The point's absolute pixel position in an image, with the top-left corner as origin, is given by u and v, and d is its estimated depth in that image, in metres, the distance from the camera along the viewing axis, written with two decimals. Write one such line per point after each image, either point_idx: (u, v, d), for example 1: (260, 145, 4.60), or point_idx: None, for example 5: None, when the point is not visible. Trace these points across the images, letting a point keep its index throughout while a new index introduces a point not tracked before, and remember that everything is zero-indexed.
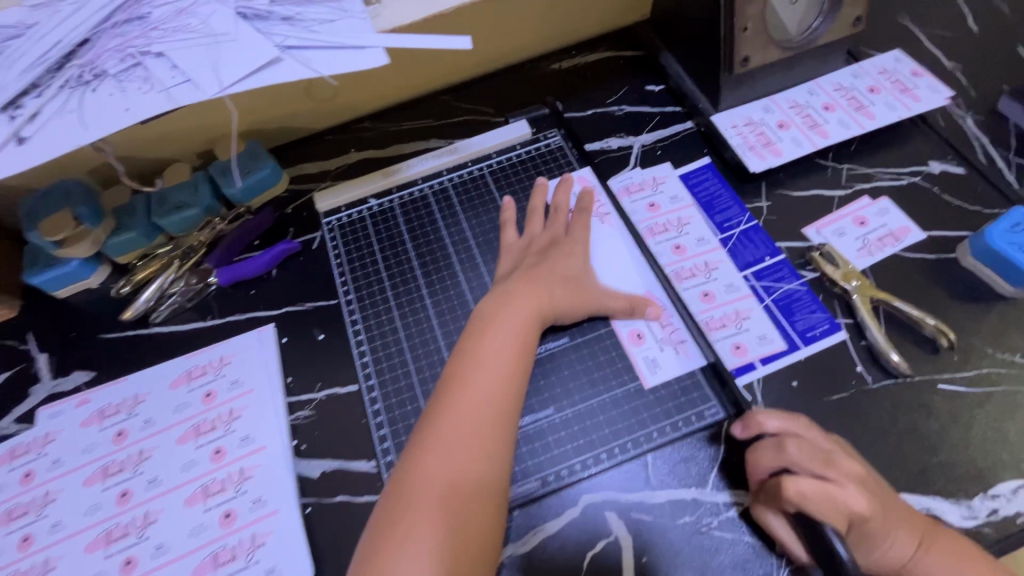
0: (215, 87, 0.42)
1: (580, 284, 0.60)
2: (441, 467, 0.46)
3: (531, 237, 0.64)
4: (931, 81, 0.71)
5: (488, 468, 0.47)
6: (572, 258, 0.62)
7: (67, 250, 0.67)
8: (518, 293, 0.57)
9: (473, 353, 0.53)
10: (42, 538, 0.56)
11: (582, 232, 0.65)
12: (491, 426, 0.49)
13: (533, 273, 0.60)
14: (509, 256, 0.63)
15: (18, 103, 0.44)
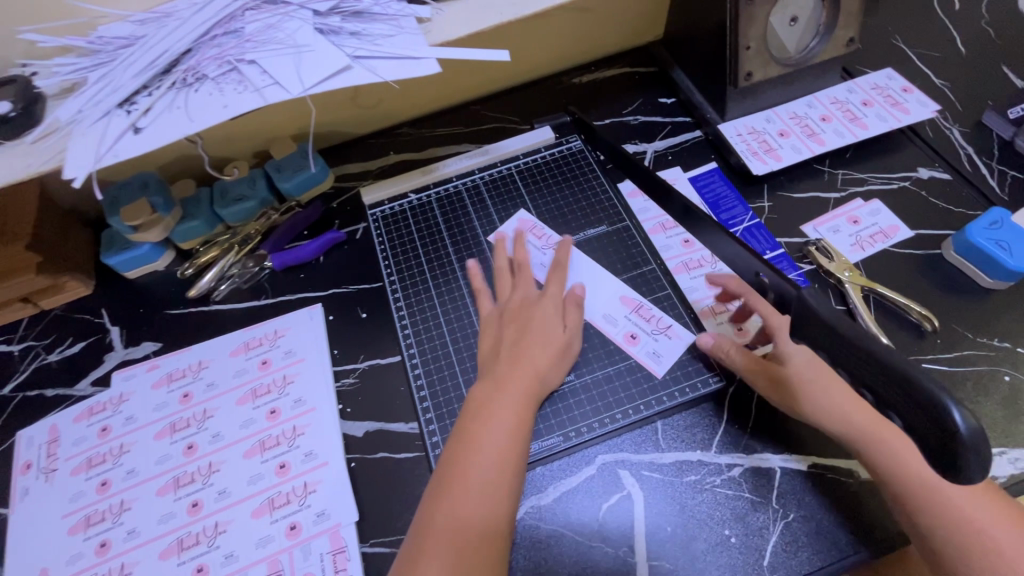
0: (298, 88, 0.51)
1: (564, 342, 0.62)
2: (455, 509, 0.48)
3: (506, 298, 0.66)
4: (919, 96, 0.78)
5: (498, 512, 0.49)
6: (550, 320, 0.63)
7: (141, 235, 0.75)
8: (518, 360, 0.59)
9: (481, 405, 0.55)
10: (118, 483, 0.63)
11: (557, 287, 0.66)
12: (502, 473, 0.50)
13: (523, 339, 0.61)
14: (491, 321, 0.64)
15: (133, 100, 0.53)
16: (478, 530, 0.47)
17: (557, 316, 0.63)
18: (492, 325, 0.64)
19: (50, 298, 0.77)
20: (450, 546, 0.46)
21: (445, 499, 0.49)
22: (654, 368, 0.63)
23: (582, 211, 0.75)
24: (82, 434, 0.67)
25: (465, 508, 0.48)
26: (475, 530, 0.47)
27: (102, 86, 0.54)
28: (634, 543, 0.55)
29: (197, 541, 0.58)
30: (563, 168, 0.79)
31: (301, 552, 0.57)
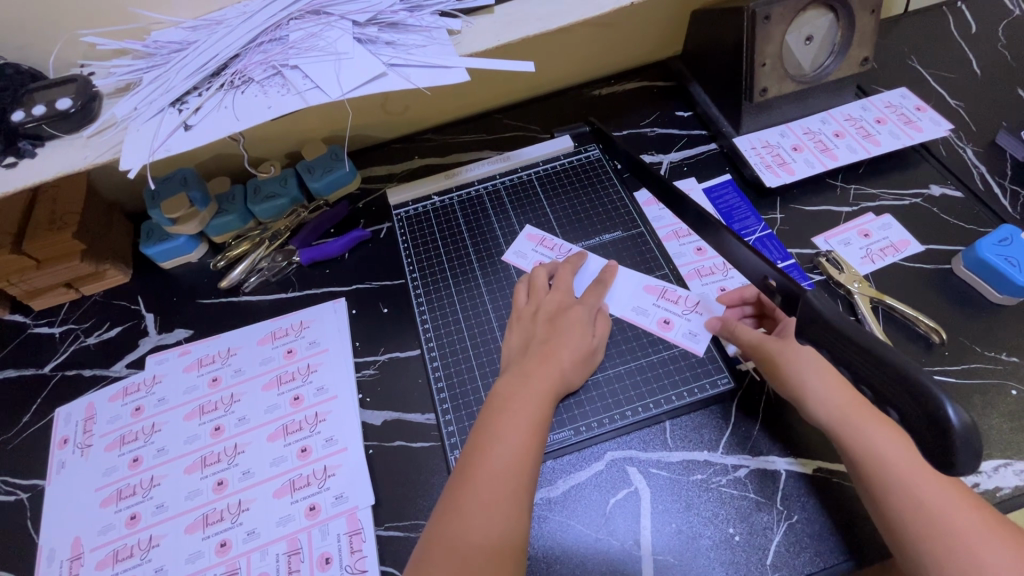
0: (338, 92, 0.54)
1: (588, 349, 0.64)
2: (466, 527, 0.48)
3: (536, 304, 0.67)
4: (933, 114, 0.79)
5: (510, 526, 0.49)
6: (581, 327, 0.65)
7: (179, 227, 0.79)
8: (533, 370, 0.60)
9: (494, 416, 0.56)
10: (149, 460, 0.66)
11: (594, 299, 0.68)
12: (513, 490, 0.50)
13: (548, 347, 0.62)
14: (520, 328, 0.66)
15: (184, 100, 0.57)
16: (488, 542, 0.47)
17: (587, 323, 0.65)
18: (520, 332, 0.65)
19: (91, 284, 0.81)
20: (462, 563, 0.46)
21: (456, 515, 0.49)
22: (663, 368, 0.65)
23: (599, 217, 0.78)
24: (116, 412, 0.70)
25: (476, 525, 0.48)
26: (487, 547, 0.47)
27: (155, 86, 0.58)
28: (640, 537, 0.57)
29: (222, 517, 0.61)
30: (581, 176, 0.82)
31: (319, 532, 0.59)
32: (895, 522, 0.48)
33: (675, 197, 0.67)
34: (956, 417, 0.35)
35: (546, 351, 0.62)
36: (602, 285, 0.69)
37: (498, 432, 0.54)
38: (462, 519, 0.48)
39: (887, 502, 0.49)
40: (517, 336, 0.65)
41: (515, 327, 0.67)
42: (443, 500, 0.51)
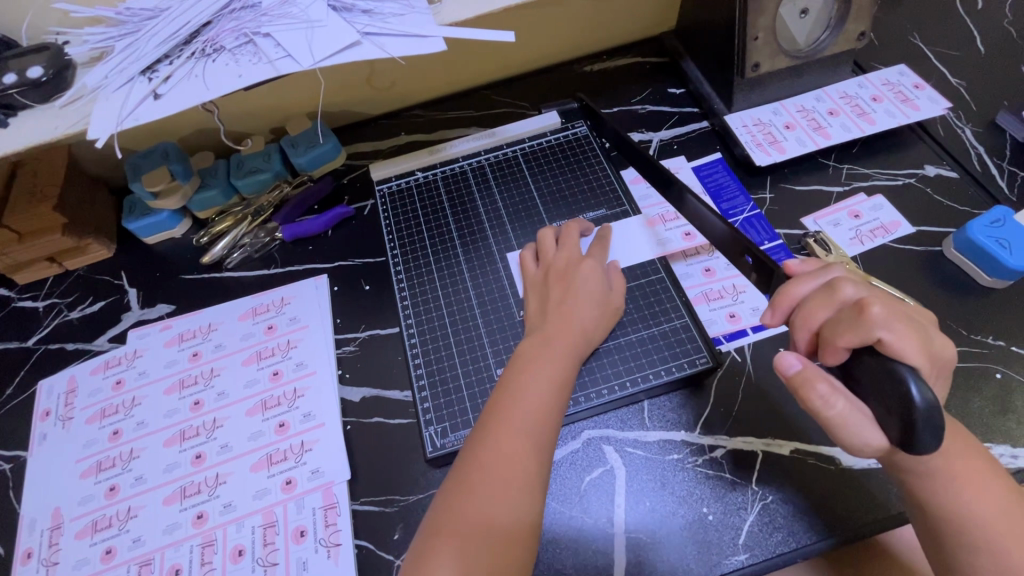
0: (309, 61, 0.53)
1: (604, 309, 0.63)
2: (483, 511, 0.47)
3: (547, 264, 0.66)
4: (931, 93, 0.77)
5: (526, 508, 0.48)
6: (595, 283, 0.64)
7: (160, 202, 0.78)
8: (554, 330, 0.59)
9: (515, 373, 0.55)
10: (129, 432, 0.66)
11: (600, 253, 0.68)
12: (533, 445, 0.50)
13: (563, 310, 0.61)
14: (535, 293, 0.65)
15: (155, 68, 0.56)
16: (509, 487, 0.48)
17: (602, 279, 0.64)
18: (535, 296, 0.64)
19: (74, 259, 0.81)
20: (481, 521, 0.46)
21: (472, 497, 0.47)
22: (642, 347, 0.64)
23: (583, 194, 0.76)
24: (97, 386, 0.71)
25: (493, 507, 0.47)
26: (507, 498, 0.47)
27: (127, 54, 0.57)
28: (613, 515, 0.57)
29: (199, 490, 0.62)
30: (567, 153, 0.80)
31: (295, 506, 0.60)
32: (927, 508, 0.46)
33: (662, 177, 0.66)
34: (917, 393, 0.35)
35: (563, 308, 0.61)
36: (604, 240, 0.69)
37: (521, 386, 0.54)
38: (475, 498, 0.47)
39: (933, 494, 0.45)
40: (534, 297, 0.64)
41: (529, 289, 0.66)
42: (457, 481, 0.49)
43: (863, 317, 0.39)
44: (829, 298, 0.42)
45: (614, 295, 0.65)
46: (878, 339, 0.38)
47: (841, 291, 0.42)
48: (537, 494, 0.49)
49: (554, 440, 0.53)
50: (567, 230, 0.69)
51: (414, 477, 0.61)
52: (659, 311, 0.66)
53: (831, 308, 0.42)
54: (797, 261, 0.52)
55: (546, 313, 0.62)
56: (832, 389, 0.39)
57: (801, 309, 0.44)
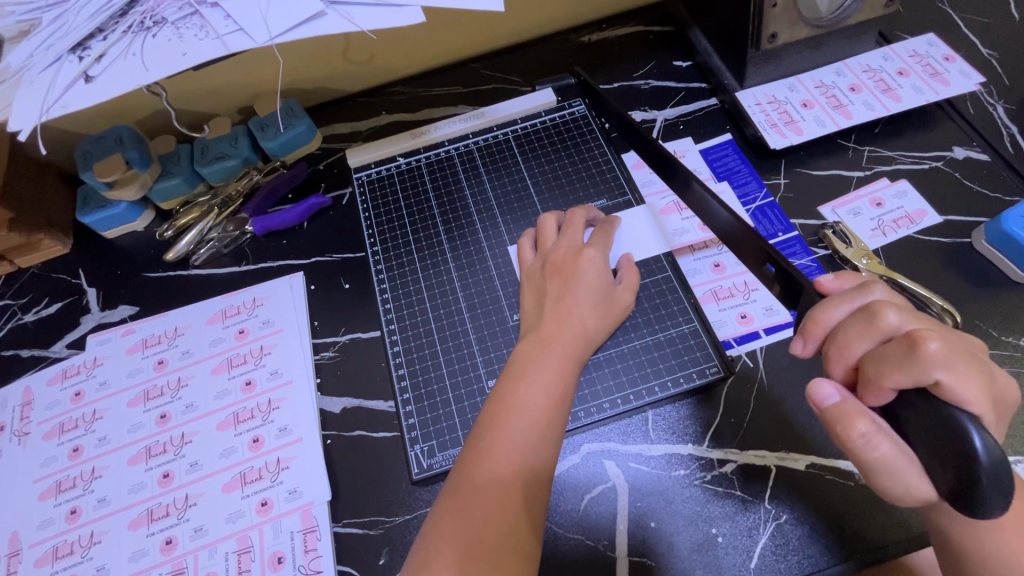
0: (265, 36, 0.45)
1: (606, 306, 0.57)
2: (490, 467, 0.45)
3: (546, 253, 0.60)
4: (963, 65, 0.70)
5: (534, 466, 0.46)
6: (597, 273, 0.57)
7: (117, 192, 0.71)
8: (553, 330, 0.53)
9: (511, 381, 0.50)
10: (90, 450, 0.61)
11: (603, 240, 0.61)
12: (528, 461, 0.46)
13: (561, 307, 0.55)
14: (530, 286, 0.59)
15: (86, 45, 0.48)
16: (502, 504, 0.44)
17: (603, 271, 0.58)
18: (532, 292, 0.59)
19: (27, 256, 0.74)
20: (471, 540, 0.42)
21: (480, 451, 0.46)
22: (647, 355, 0.59)
23: (581, 183, 0.70)
24: (55, 398, 0.65)
25: (501, 462, 0.45)
26: (500, 516, 0.43)
27: (53, 29, 0.49)
28: (616, 537, 0.53)
29: (167, 513, 0.57)
30: (564, 136, 0.73)
31: (271, 530, 0.55)
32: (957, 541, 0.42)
33: (665, 160, 0.60)
34: (983, 447, 0.33)
35: (563, 307, 0.55)
36: (609, 224, 0.63)
37: (516, 392, 0.49)
38: (466, 518, 0.43)
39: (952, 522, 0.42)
40: (530, 292, 0.59)
41: (525, 282, 0.60)
42: (472, 436, 0.48)
43: (917, 355, 0.36)
44: (869, 326, 0.39)
45: (621, 290, 0.59)
46: (935, 380, 0.35)
47: (884, 319, 0.39)
48: (547, 458, 0.47)
49: (555, 453, 0.47)
50: (571, 216, 0.63)
51: (400, 497, 0.56)
52: (666, 315, 0.61)
53: (872, 339, 0.39)
54: (830, 276, 0.47)
55: (543, 312, 0.56)
56: (875, 428, 0.37)
57: (837, 336, 0.41)
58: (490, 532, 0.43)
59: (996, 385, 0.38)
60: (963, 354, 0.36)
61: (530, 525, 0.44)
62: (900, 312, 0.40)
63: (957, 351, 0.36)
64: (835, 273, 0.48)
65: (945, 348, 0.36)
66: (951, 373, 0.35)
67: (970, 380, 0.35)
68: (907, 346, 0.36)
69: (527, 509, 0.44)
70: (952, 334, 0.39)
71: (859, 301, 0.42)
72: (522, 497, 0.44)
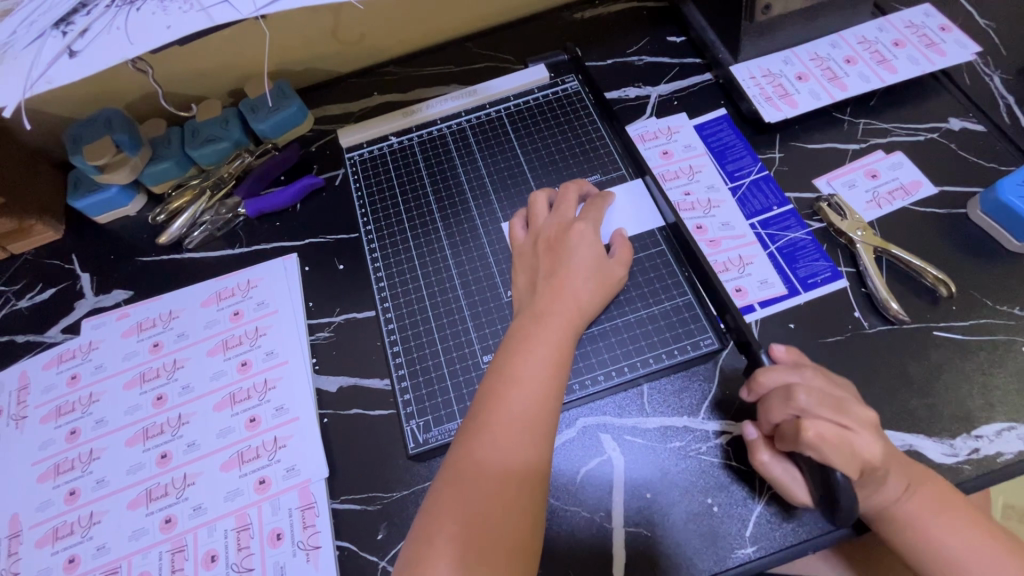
0: (250, 7, 0.44)
1: (600, 279, 0.57)
2: (489, 437, 0.45)
3: (537, 232, 0.60)
4: (959, 36, 0.69)
5: (535, 437, 0.46)
6: (590, 248, 0.57)
7: (107, 176, 0.71)
8: (547, 306, 0.53)
9: (507, 356, 0.50)
10: (87, 432, 0.61)
11: (596, 215, 0.60)
12: (530, 433, 0.46)
13: (556, 281, 0.55)
14: (524, 264, 0.59)
15: (69, 20, 0.46)
16: (503, 477, 0.44)
17: (595, 244, 0.58)
18: (526, 269, 0.59)
19: (19, 242, 0.74)
20: (472, 514, 0.42)
21: (480, 425, 0.46)
22: (642, 329, 0.59)
23: (575, 158, 0.69)
24: (51, 382, 0.65)
25: (502, 433, 0.45)
26: (501, 489, 0.44)
27: (37, 5, 0.48)
28: (612, 508, 0.53)
29: (166, 493, 0.57)
30: (557, 112, 0.73)
31: (269, 507, 0.55)
32: None
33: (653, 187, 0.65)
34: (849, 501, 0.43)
35: (558, 283, 0.55)
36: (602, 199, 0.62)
37: (513, 368, 0.49)
38: (466, 494, 0.43)
39: None
40: (523, 270, 0.59)
41: (518, 264, 0.60)
42: (472, 410, 0.48)
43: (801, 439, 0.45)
44: (783, 402, 0.48)
45: (614, 264, 0.58)
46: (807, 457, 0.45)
47: (796, 400, 0.47)
48: (548, 426, 0.47)
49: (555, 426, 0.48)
50: (563, 193, 0.63)
51: (398, 473, 0.56)
52: (661, 289, 0.61)
53: (784, 412, 0.47)
54: (782, 347, 0.53)
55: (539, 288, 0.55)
56: (773, 458, 0.50)
57: (764, 402, 0.50)
58: (492, 501, 0.43)
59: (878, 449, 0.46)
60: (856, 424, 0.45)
61: (532, 500, 0.44)
62: (813, 393, 0.47)
63: (836, 438, 0.45)
64: (786, 346, 0.53)
65: (819, 435, 0.45)
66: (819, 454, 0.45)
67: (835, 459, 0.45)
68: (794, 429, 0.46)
69: (529, 484, 0.44)
70: (854, 414, 0.47)
71: (787, 376, 0.49)
72: (523, 473, 0.44)
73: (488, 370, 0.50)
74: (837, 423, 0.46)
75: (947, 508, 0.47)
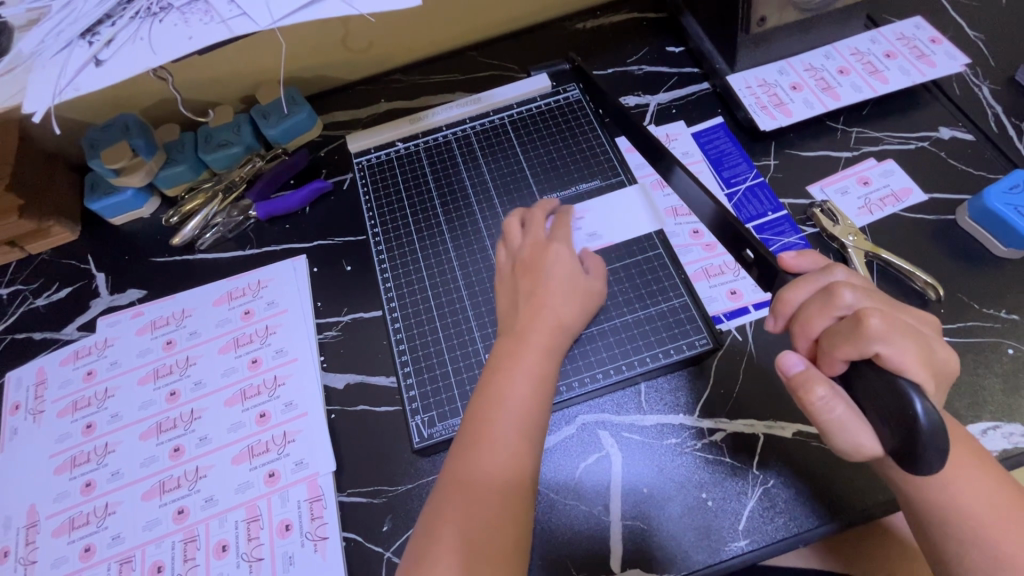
0: (267, 19, 0.46)
1: (579, 296, 0.59)
2: (476, 457, 0.47)
3: (513, 255, 0.62)
4: (949, 47, 0.72)
5: (522, 447, 0.48)
6: (565, 268, 0.59)
7: (124, 179, 0.73)
8: (527, 326, 0.55)
9: (494, 374, 0.52)
10: (102, 426, 0.63)
11: (564, 232, 0.63)
12: (519, 444, 0.48)
13: (534, 301, 0.57)
14: (504, 287, 0.60)
15: (96, 31, 0.49)
16: (495, 487, 0.46)
17: (570, 262, 0.60)
18: (507, 288, 0.60)
19: (37, 242, 0.76)
20: (467, 524, 0.44)
21: (471, 439, 0.48)
22: (639, 329, 0.61)
23: (576, 164, 0.72)
24: (67, 377, 0.67)
25: (492, 445, 0.47)
26: (493, 499, 0.46)
27: (64, 16, 0.51)
28: (610, 501, 0.55)
29: (179, 484, 0.59)
30: (559, 120, 0.75)
31: (279, 499, 0.57)
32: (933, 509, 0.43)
33: (659, 153, 0.62)
34: (924, 413, 0.37)
35: (535, 302, 0.57)
36: (563, 216, 0.65)
37: (501, 384, 0.51)
38: (461, 504, 0.45)
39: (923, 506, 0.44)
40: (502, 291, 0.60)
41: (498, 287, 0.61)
42: (462, 425, 0.50)
43: (862, 330, 0.40)
44: (826, 305, 0.44)
45: (591, 279, 0.61)
46: (875, 353, 0.40)
47: (840, 297, 0.43)
48: (535, 437, 0.49)
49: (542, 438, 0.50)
50: (532, 213, 0.65)
51: (403, 467, 0.58)
52: (658, 291, 0.63)
53: (828, 316, 0.43)
54: (792, 254, 0.52)
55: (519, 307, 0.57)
56: (831, 393, 0.42)
57: (798, 315, 0.46)
58: (480, 519, 0.45)
59: (936, 356, 0.42)
60: (902, 327, 0.41)
61: (523, 508, 0.46)
62: (858, 291, 0.44)
63: (897, 327, 0.41)
64: (798, 252, 0.52)
65: (885, 324, 0.40)
66: (888, 346, 0.40)
67: (906, 352, 0.40)
68: (852, 323, 0.41)
69: (519, 492, 0.46)
70: (905, 313, 0.44)
71: (819, 282, 0.47)
72: (513, 483, 0.47)
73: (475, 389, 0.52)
74: (893, 314, 0.42)
75: None
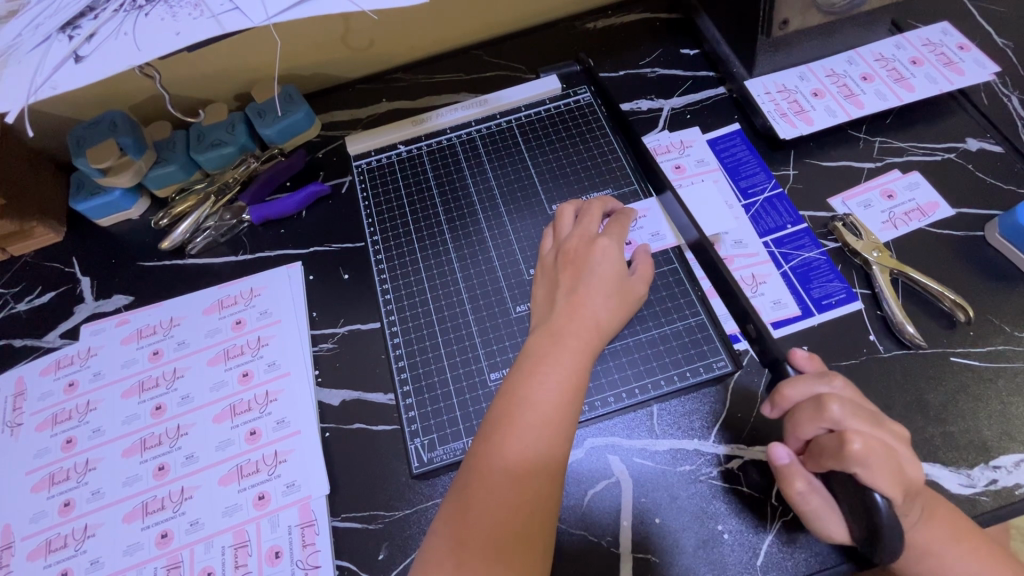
0: (261, 16, 0.43)
1: (620, 297, 0.55)
2: (501, 463, 0.44)
3: (559, 245, 0.58)
4: (978, 55, 0.68)
5: (551, 459, 0.44)
6: (609, 263, 0.55)
7: (111, 179, 0.69)
8: (564, 326, 0.51)
9: (525, 375, 0.48)
10: (83, 442, 0.60)
11: (619, 230, 0.58)
12: (547, 455, 0.44)
13: (574, 298, 0.53)
14: (543, 279, 0.57)
15: (76, 24, 0.45)
16: (517, 499, 0.43)
17: (618, 260, 0.56)
18: (544, 285, 0.57)
19: (19, 243, 0.72)
20: (484, 537, 0.41)
21: (496, 446, 0.45)
22: (653, 349, 0.58)
23: (587, 171, 0.68)
24: (47, 388, 0.64)
25: (519, 456, 0.44)
26: (515, 512, 0.42)
27: (43, 7, 0.47)
28: (620, 532, 0.52)
29: (163, 506, 0.56)
30: (570, 123, 0.72)
31: (268, 524, 0.54)
32: None
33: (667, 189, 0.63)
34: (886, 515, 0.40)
35: (575, 301, 0.53)
36: (625, 217, 0.59)
37: (531, 388, 0.47)
38: (481, 516, 0.42)
39: None
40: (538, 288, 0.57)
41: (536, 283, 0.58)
42: (485, 428, 0.46)
43: (844, 452, 0.42)
44: (816, 414, 0.45)
45: (635, 280, 0.57)
46: (853, 474, 0.42)
47: (828, 410, 0.44)
48: (563, 448, 0.45)
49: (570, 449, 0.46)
50: (587, 206, 0.60)
51: (400, 492, 0.55)
52: (672, 308, 0.60)
53: (817, 426, 0.45)
54: (805, 352, 0.51)
55: (556, 305, 0.53)
56: (809, 489, 0.46)
57: (792, 415, 0.47)
58: (501, 527, 0.42)
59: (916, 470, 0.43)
60: (884, 449, 0.42)
61: (544, 523, 0.43)
62: (847, 404, 0.45)
63: (879, 448, 0.42)
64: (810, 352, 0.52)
65: (867, 447, 0.42)
66: (866, 470, 0.42)
67: (883, 476, 0.41)
68: (836, 444, 0.43)
69: (541, 509, 0.43)
70: (888, 427, 0.45)
71: (817, 386, 0.47)
72: (538, 493, 0.43)
73: (501, 389, 0.49)
74: (875, 433, 0.44)
75: (962, 538, 0.45)
